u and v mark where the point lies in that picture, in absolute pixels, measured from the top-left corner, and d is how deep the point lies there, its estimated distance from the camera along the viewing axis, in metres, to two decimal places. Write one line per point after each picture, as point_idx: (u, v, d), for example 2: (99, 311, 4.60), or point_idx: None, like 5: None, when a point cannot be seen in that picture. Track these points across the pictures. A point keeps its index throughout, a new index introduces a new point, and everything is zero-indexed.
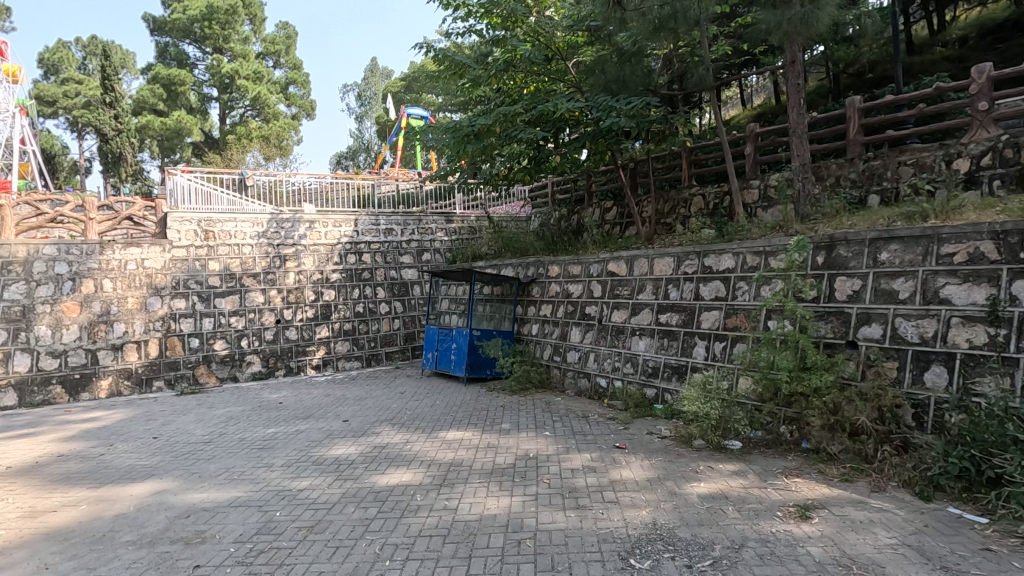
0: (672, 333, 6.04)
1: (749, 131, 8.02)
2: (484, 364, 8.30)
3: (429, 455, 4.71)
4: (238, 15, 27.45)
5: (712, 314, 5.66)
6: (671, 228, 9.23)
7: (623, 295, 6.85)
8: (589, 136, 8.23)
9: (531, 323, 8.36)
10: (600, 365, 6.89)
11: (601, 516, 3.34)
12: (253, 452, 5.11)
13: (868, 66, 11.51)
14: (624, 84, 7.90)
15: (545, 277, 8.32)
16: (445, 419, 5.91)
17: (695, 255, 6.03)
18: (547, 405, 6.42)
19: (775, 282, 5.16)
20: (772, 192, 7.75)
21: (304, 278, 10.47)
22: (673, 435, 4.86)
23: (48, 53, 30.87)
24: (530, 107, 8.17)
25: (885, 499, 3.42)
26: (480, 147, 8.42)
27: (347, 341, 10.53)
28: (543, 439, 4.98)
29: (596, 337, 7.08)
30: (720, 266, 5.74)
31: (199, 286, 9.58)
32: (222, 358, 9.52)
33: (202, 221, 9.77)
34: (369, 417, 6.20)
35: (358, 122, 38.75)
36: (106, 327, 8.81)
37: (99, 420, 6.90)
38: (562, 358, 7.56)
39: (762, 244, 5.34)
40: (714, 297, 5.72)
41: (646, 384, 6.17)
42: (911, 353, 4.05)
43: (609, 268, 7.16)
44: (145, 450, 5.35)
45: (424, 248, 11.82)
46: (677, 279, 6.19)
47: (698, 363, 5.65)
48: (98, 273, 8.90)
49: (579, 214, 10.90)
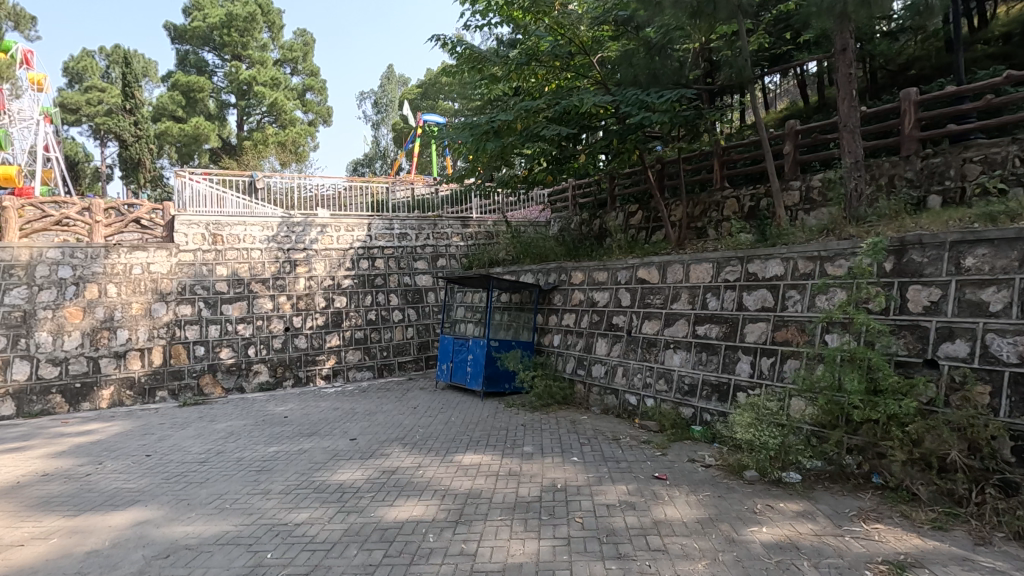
0: (711, 347, 5.47)
1: (788, 129, 7.43)
2: (503, 377, 7.76)
3: (444, 484, 4.18)
4: (257, 22, 27.47)
5: (758, 326, 5.09)
6: (702, 233, 8.68)
7: (654, 304, 6.30)
8: (617, 134, 7.72)
9: (552, 333, 7.83)
10: (629, 381, 6.34)
11: (648, 570, 2.79)
12: (250, 475, 4.64)
13: (909, 63, 10.83)
14: (653, 79, 7.44)
15: (567, 284, 7.79)
16: (461, 440, 5.38)
17: (737, 261, 5.46)
18: (572, 424, 5.87)
19: (834, 291, 4.57)
20: (816, 194, 7.16)
21: (314, 284, 10.07)
22: (719, 464, 4.29)
23: (73, 61, 31.36)
24: (553, 102, 7.69)
25: (995, 556, 2.82)
26: (500, 146, 7.90)
27: (358, 350, 10.08)
28: (571, 466, 4.44)
29: (624, 349, 6.53)
30: (766, 273, 5.17)
31: (206, 292, 9.22)
32: (228, 367, 9.12)
33: (210, 224, 9.46)
34: (378, 435, 5.71)
35: (374, 129, 38.69)
36: (109, 334, 8.47)
37: (95, 433, 6.52)
38: (586, 372, 7.02)
39: (816, 248, 4.77)
40: (759, 307, 5.15)
41: (681, 403, 5.63)
42: (1008, 376, 3.45)
43: (638, 275, 6.61)
44: (135, 470, 4.91)
45: (439, 253, 11.38)
46: (716, 287, 5.62)
47: (741, 381, 5.09)
48: (103, 278, 8.60)
49: (602, 219, 10.37)
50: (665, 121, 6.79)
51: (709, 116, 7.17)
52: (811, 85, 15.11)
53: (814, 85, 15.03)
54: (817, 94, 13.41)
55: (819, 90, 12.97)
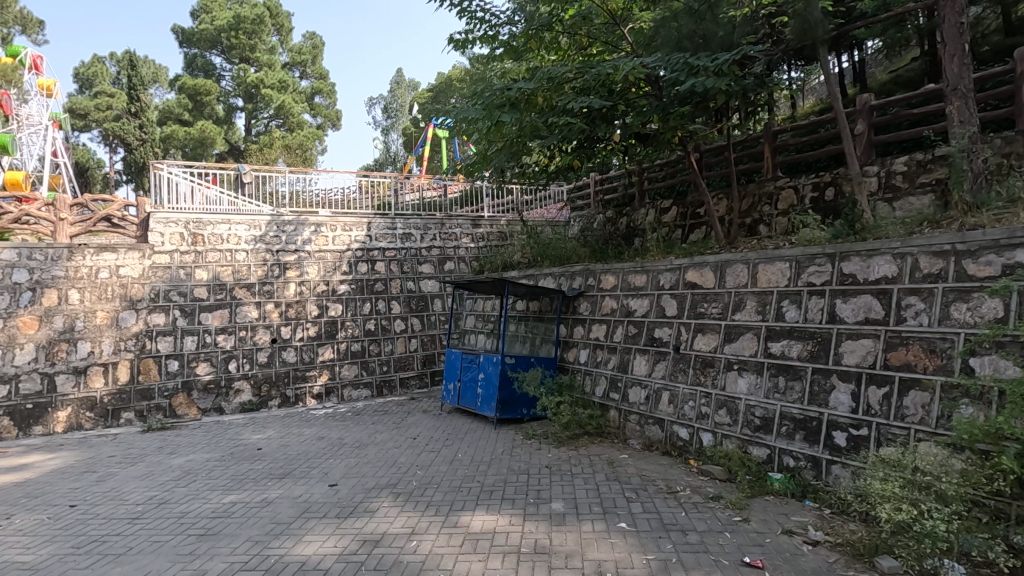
0: (793, 371, 4.25)
1: (861, 104, 6.23)
2: (520, 401, 6.56)
3: (443, 567, 2.97)
4: (265, 25, 26.82)
5: (862, 345, 3.86)
6: (753, 230, 7.46)
7: (709, 314, 5.08)
8: (656, 109, 6.41)
9: (577, 348, 6.63)
10: (678, 410, 5.12)
11: None
12: (185, 545, 3.45)
13: (979, 39, 9.52)
14: (703, 41, 6.19)
15: (596, 289, 6.58)
16: (468, 490, 4.17)
17: (826, 259, 4.22)
18: (610, 466, 4.64)
19: (980, 299, 3.32)
20: (899, 181, 5.96)
21: (306, 289, 8.95)
22: (834, 541, 3.06)
23: (82, 66, 30.72)
24: (582, 70, 6.38)
25: None
26: (518, 120, 6.48)
27: (354, 365, 8.93)
28: (620, 539, 3.20)
29: (671, 369, 5.31)
30: (870, 274, 3.91)
31: (183, 298, 8.13)
32: (205, 384, 8.00)
33: (190, 223, 8.40)
34: (366, 479, 4.53)
35: (384, 135, 37.87)
36: (68, 347, 7.41)
37: (29, 469, 5.40)
38: (621, 397, 5.80)
39: (948, 239, 3.52)
40: (861, 319, 3.91)
41: (750, 441, 4.43)
42: None
43: (686, 278, 5.40)
44: (43, 531, 3.76)
45: (447, 256, 10.22)
46: (796, 293, 4.39)
47: (840, 417, 3.87)
48: (65, 282, 7.57)
49: (630, 216, 9.16)
50: (722, 89, 5.52)
51: (770, 86, 5.92)
52: (847, 75, 13.81)
53: (849, 76, 13.74)
54: (856, 84, 12.17)
55: (859, 80, 11.74)
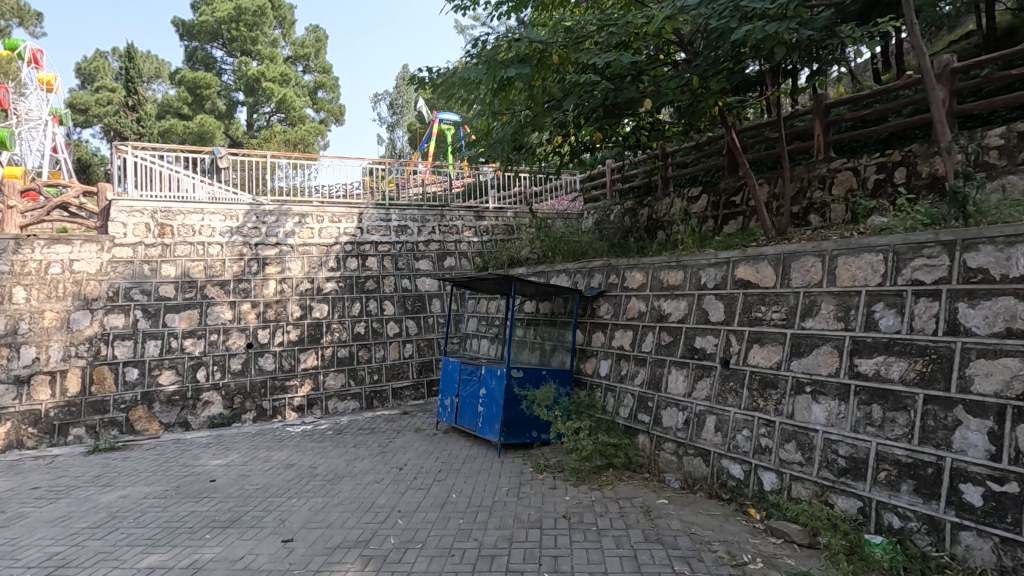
0: (895, 399, 3.18)
1: (938, 65, 5.20)
2: (529, 423, 5.52)
3: None
4: (267, 17, 25.84)
5: (1002, 367, 2.78)
6: (802, 220, 6.37)
7: (769, 320, 4.02)
8: (696, 70, 5.33)
9: (597, 358, 5.60)
10: (729, 440, 4.08)
11: None
12: None
13: None
14: None
15: (619, 288, 5.53)
16: (461, 554, 3.14)
17: (939, 248, 3.14)
18: (647, 516, 3.61)
19: None
20: (995, 156, 4.91)
21: (288, 288, 7.95)
22: None
23: (83, 61, 29.97)
24: (607, 21, 5.38)
25: None
26: (527, 76, 5.32)
27: (341, 374, 7.93)
28: None
29: (717, 389, 4.25)
30: (1012, 269, 2.82)
31: (146, 297, 7.16)
32: (169, 396, 7.04)
33: (158, 212, 7.43)
34: (333, 532, 3.52)
35: (390, 132, 36.87)
36: (9, 353, 6.47)
37: None
38: (653, 420, 4.76)
39: None
40: (1000, 331, 2.83)
41: (833, 488, 3.38)
42: None
43: (737, 274, 4.34)
44: None
45: (446, 251, 9.19)
46: (895, 295, 3.30)
47: (970, 466, 2.81)
48: (8, 279, 6.63)
49: (652, 207, 8.05)
50: (783, 38, 4.44)
51: (838, 37, 4.80)
52: None
53: None
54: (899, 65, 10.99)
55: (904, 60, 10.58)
